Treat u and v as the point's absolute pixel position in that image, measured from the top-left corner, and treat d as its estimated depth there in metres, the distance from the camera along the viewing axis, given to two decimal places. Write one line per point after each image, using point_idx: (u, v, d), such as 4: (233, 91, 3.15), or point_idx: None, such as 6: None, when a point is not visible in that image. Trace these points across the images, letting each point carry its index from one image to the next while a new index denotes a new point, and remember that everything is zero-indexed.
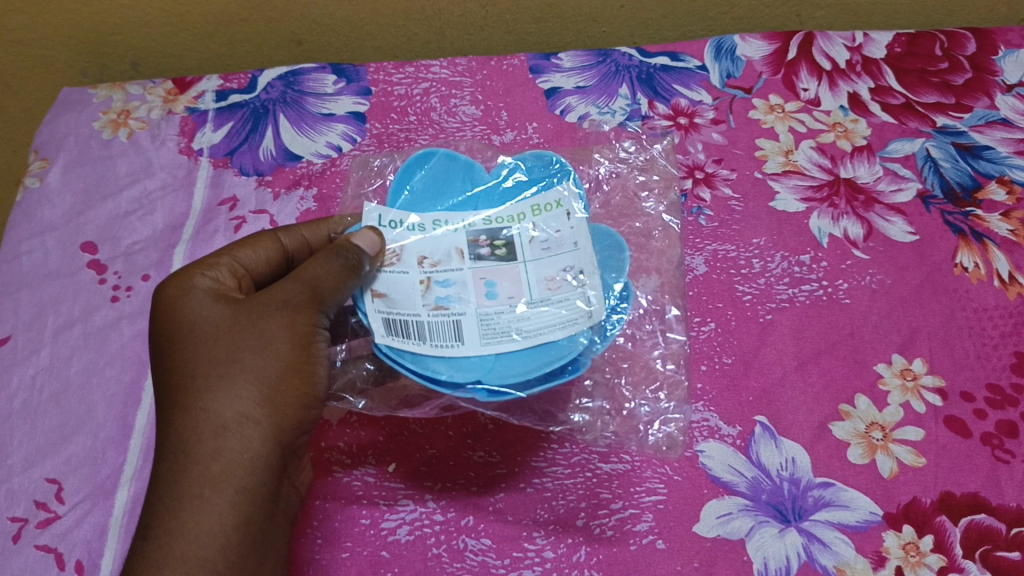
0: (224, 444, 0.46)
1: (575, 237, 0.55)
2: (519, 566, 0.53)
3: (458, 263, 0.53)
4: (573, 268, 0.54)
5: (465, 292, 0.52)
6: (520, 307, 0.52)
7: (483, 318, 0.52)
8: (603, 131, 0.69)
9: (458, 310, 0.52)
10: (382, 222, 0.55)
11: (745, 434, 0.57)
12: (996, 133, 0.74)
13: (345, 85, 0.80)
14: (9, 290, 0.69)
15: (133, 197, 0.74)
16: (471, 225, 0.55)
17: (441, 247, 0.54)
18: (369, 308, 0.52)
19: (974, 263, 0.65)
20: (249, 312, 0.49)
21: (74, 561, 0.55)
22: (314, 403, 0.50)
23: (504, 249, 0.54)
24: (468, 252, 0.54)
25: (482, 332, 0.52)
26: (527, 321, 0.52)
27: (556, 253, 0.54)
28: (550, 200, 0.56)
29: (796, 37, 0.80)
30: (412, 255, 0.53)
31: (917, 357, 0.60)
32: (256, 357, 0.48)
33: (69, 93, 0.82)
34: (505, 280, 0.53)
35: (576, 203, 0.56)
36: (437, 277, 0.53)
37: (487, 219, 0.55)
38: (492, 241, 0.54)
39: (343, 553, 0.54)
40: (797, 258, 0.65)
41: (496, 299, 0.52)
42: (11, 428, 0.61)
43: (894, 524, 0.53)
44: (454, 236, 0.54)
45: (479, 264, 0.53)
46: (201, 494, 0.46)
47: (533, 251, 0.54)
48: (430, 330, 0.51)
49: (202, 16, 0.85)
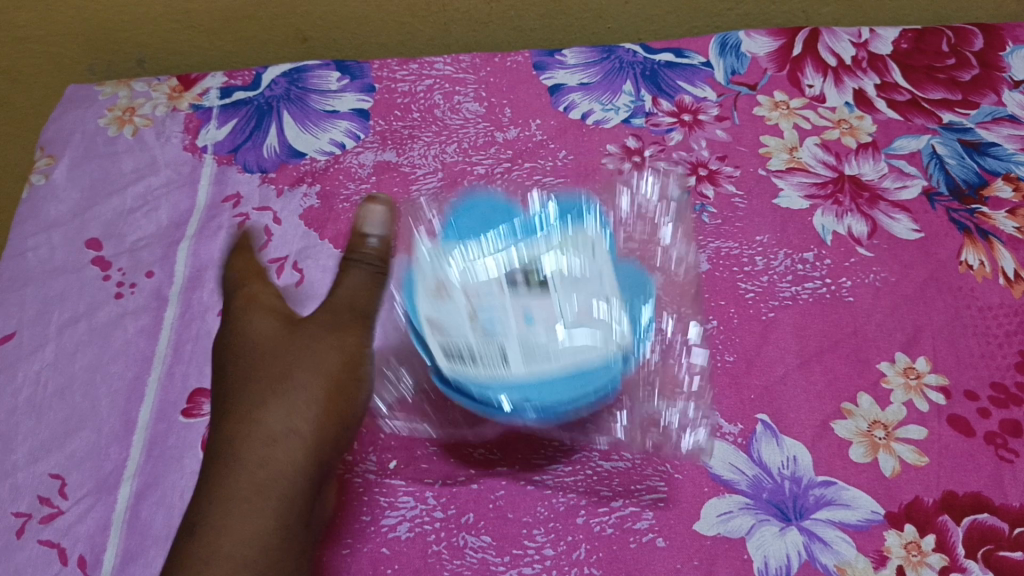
0: (273, 453, 0.56)
1: (600, 275, 0.63)
2: (518, 563, 0.53)
3: (500, 298, 0.62)
4: (600, 301, 0.62)
5: (507, 322, 0.61)
6: (556, 333, 0.60)
7: (525, 343, 0.60)
8: (608, 152, 0.73)
9: (503, 338, 0.60)
10: (434, 263, 0.64)
11: (747, 432, 0.57)
12: (1003, 130, 0.73)
13: (350, 83, 0.81)
14: (15, 286, 0.69)
15: (138, 193, 0.74)
16: (510, 265, 0.64)
17: (485, 284, 0.63)
18: (427, 338, 0.60)
19: (979, 260, 0.64)
20: (297, 335, 0.61)
21: (77, 556, 0.55)
22: (350, 423, 0.58)
23: (539, 284, 0.63)
24: (506, 288, 0.63)
25: (527, 357, 0.59)
26: (564, 345, 0.59)
27: (585, 288, 0.62)
28: (576, 241, 0.65)
29: (801, 33, 0.80)
30: (460, 293, 0.62)
31: (921, 355, 0.60)
32: (303, 377, 0.58)
33: (76, 90, 0.83)
34: (543, 312, 0.61)
35: (603, 241, 0.65)
36: (484, 309, 0.61)
37: (523, 261, 0.64)
38: (528, 278, 0.63)
39: (344, 550, 0.53)
40: (800, 256, 0.65)
41: (536, 328, 0.60)
42: (15, 423, 0.62)
43: (896, 523, 0.53)
44: (496, 275, 0.63)
45: (519, 298, 0.62)
46: (243, 499, 0.54)
47: (564, 287, 0.63)
48: (479, 357, 0.59)
49: (207, 12, 0.86)
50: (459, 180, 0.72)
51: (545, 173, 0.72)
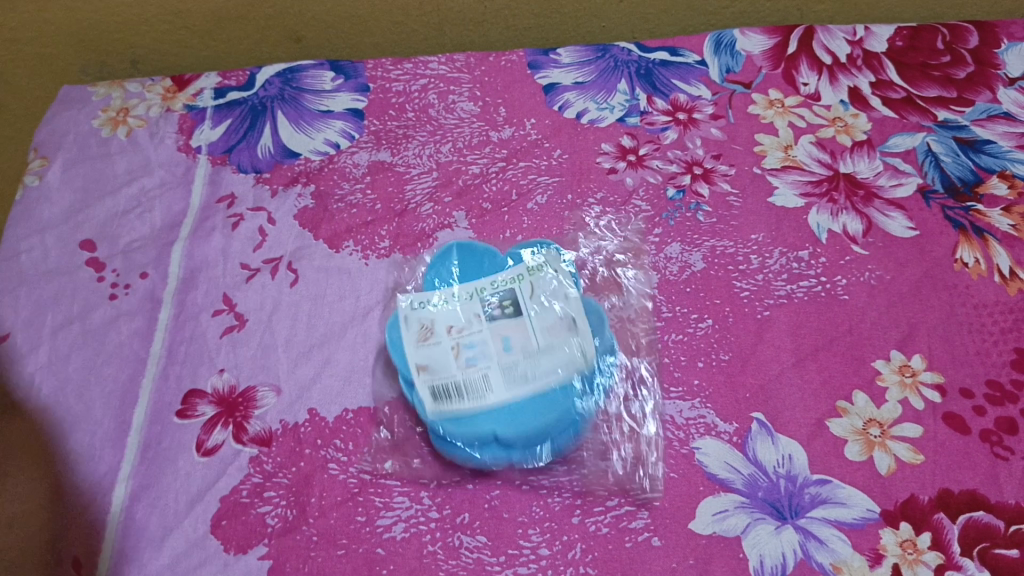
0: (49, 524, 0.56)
1: (566, 297, 0.62)
2: (513, 563, 0.52)
3: (478, 326, 0.60)
4: (569, 322, 0.60)
5: (488, 349, 0.59)
6: (535, 354, 0.58)
7: (505, 367, 0.58)
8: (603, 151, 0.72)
9: (483, 365, 0.58)
10: (416, 306, 0.62)
11: (742, 430, 0.56)
12: (998, 127, 0.73)
13: (345, 82, 0.80)
14: (8, 288, 0.69)
15: (132, 194, 0.74)
16: (482, 293, 0.62)
17: (460, 315, 0.61)
18: (416, 381, 0.58)
19: (974, 258, 0.64)
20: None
21: (71, 559, 0.55)
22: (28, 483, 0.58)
23: (511, 307, 0.61)
24: (483, 316, 0.60)
25: (507, 379, 0.57)
26: (538, 368, 0.58)
27: (553, 310, 0.61)
28: (538, 268, 0.63)
29: (796, 31, 0.80)
30: (441, 327, 0.60)
31: (916, 353, 0.60)
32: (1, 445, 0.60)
33: (69, 91, 0.83)
34: (518, 335, 0.59)
35: (568, 280, 0.64)
36: (464, 341, 0.59)
37: (493, 287, 0.62)
38: (501, 302, 0.61)
39: (339, 551, 0.53)
40: (796, 254, 0.65)
41: (512, 352, 0.58)
42: (9, 426, 0.61)
43: (892, 521, 0.53)
44: (470, 305, 0.61)
45: (495, 323, 0.60)
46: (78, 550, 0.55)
47: (535, 308, 0.60)
48: (465, 388, 0.57)
49: (201, 12, 0.86)
50: (454, 180, 0.71)
51: (539, 172, 0.71)
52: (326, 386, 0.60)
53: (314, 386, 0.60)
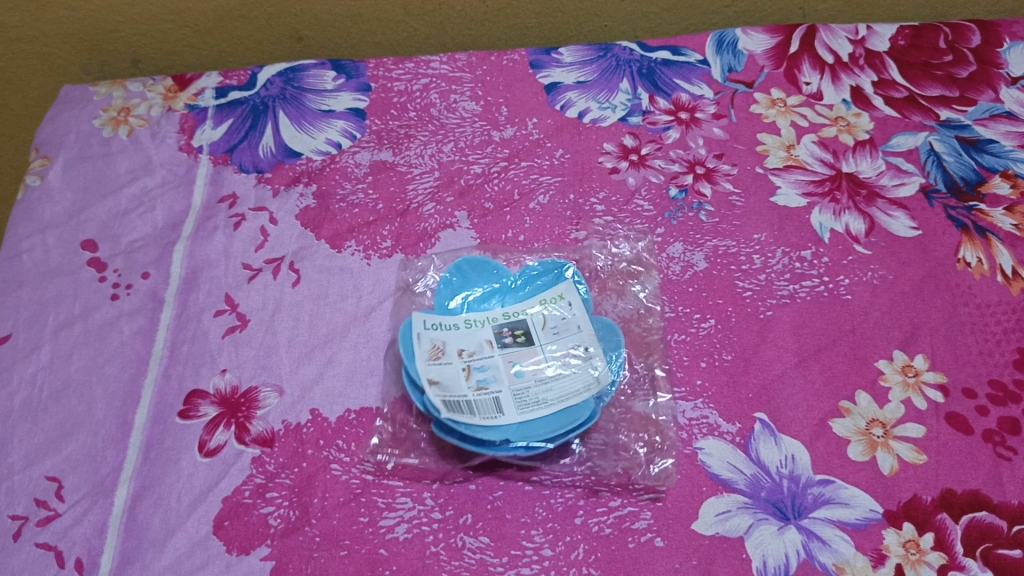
0: None
1: (579, 322, 0.60)
2: (517, 564, 0.52)
3: (489, 352, 0.59)
4: (580, 347, 0.59)
5: (499, 373, 0.58)
6: (546, 380, 0.58)
7: (517, 392, 0.57)
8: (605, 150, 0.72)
9: (495, 388, 0.57)
10: (428, 326, 0.60)
11: (745, 431, 0.57)
12: (1001, 127, 0.73)
13: (346, 82, 0.80)
14: (10, 288, 0.69)
15: (133, 194, 0.74)
16: (494, 320, 0.61)
17: (473, 339, 0.59)
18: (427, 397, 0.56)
19: (977, 258, 0.64)
20: None
21: (73, 559, 0.55)
22: None
23: (523, 336, 0.60)
24: (496, 342, 0.59)
25: (518, 404, 0.57)
26: (551, 391, 0.57)
27: (566, 335, 0.60)
28: (554, 293, 0.62)
29: (798, 31, 0.80)
30: (453, 349, 0.59)
31: (919, 353, 0.60)
32: None
33: (70, 91, 0.83)
34: (530, 362, 0.59)
35: (577, 295, 0.62)
36: (475, 364, 0.58)
37: (506, 313, 0.61)
38: (513, 331, 0.60)
39: (341, 551, 0.53)
40: (798, 254, 0.65)
41: (524, 377, 0.58)
42: (11, 427, 0.61)
43: (895, 522, 0.53)
44: (482, 330, 0.60)
45: (507, 351, 0.59)
46: None
47: (548, 336, 0.60)
48: (474, 407, 0.56)
49: (202, 12, 0.86)
50: (456, 180, 0.71)
51: (542, 172, 0.71)
52: (329, 387, 0.60)
53: (317, 386, 0.60)
